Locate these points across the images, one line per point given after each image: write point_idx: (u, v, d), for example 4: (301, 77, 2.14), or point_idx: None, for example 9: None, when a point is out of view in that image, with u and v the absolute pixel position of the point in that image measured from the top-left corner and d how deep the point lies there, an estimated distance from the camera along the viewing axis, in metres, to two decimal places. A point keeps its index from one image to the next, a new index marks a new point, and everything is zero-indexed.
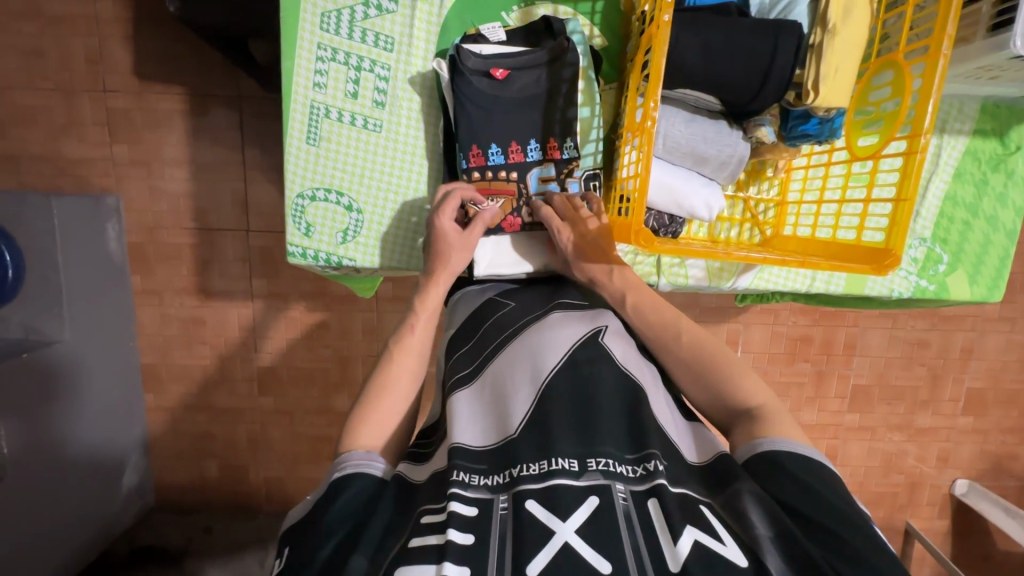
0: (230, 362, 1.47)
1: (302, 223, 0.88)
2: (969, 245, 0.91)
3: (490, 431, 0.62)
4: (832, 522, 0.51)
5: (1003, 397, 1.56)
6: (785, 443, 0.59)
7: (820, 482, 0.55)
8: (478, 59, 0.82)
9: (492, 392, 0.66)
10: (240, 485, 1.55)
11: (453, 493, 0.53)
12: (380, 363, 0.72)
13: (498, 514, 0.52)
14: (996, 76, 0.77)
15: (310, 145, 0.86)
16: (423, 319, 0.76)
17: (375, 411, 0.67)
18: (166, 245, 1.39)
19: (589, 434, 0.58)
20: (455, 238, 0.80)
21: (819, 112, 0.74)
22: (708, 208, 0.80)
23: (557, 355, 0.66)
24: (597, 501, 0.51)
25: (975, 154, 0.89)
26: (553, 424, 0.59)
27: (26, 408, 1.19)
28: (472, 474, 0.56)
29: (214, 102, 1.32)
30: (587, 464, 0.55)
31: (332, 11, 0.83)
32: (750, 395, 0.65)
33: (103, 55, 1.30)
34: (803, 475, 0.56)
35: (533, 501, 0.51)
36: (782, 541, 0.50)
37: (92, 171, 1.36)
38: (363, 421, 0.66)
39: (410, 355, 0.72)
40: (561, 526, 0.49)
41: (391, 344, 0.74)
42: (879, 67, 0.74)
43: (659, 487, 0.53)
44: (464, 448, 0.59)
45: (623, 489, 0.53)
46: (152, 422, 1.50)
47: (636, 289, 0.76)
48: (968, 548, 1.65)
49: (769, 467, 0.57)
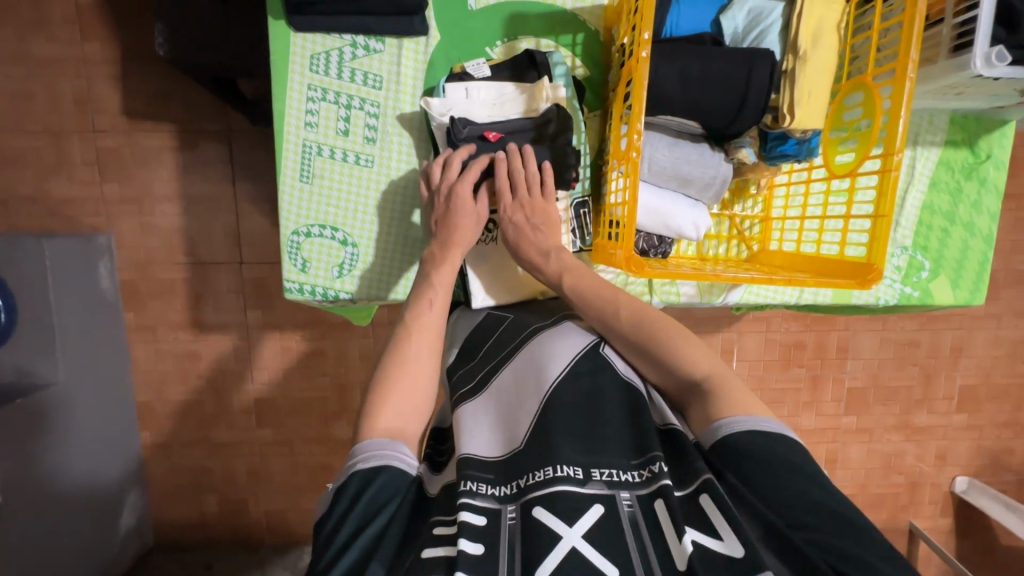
0: (227, 395, 1.46)
1: (297, 259, 0.89)
2: (949, 251, 0.94)
3: (499, 441, 0.64)
4: (813, 515, 0.52)
5: (996, 392, 1.59)
6: (753, 422, 0.58)
7: (795, 464, 0.55)
8: (473, 126, 0.82)
9: (496, 407, 0.68)
10: (241, 519, 1.53)
11: (462, 504, 0.54)
12: (396, 340, 0.71)
13: (506, 524, 0.53)
14: (961, 92, 0.80)
15: (303, 183, 0.88)
16: (439, 297, 0.76)
17: (395, 389, 0.65)
18: (159, 280, 1.40)
19: (594, 444, 0.59)
20: (470, 207, 0.80)
21: (796, 134, 0.77)
22: (696, 228, 0.83)
23: (565, 361, 0.68)
24: (601, 509, 0.52)
25: (948, 164, 0.92)
26: (555, 436, 0.60)
27: (18, 450, 1.18)
28: (480, 484, 0.57)
29: (205, 137, 1.34)
30: (592, 472, 0.56)
31: (320, 53, 0.85)
32: (697, 364, 0.65)
33: (92, 96, 1.32)
34: (776, 465, 0.55)
35: (540, 509, 0.52)
36: (770, 542, 0.51)
37: (82, 211, 1.36)
38: (382, 405, 0.64)
39: (429, 335, 0.72)
40: (567, 531, 0.50)
41: (405, 320, 0.72)
42: (849, 88, 0.77)
43: (664, 488, 0.53)
44: (473, 458, 0.60)
45: (627, 495, 0.54)
46: (148, 458, 1.49)
47: (573, 272, 0.77)
48: (972, 545, 1.66)
49: (736, 453, 0.56)
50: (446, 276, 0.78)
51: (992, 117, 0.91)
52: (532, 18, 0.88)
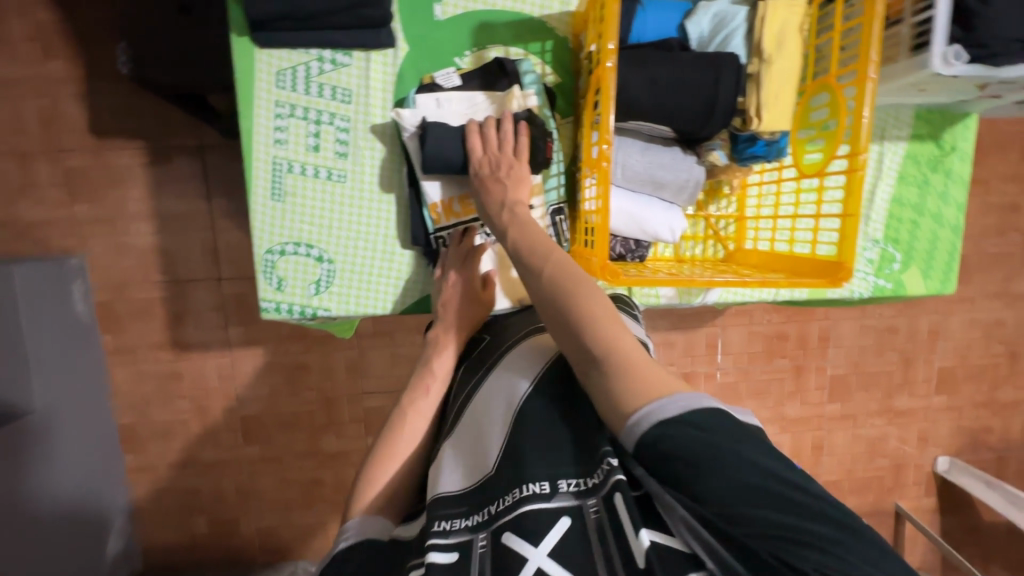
0: (212, 414, 1.43)
1: (273, 278, 0.88)
2: (919, 242, 0.95)
3: (472, 467, 0.63)
4: (744, 497, 0.48)
5: (972, 373, 1.62)
6: (671, 405, 0.53)
7: (720, 443, 0.50)
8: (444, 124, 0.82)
9: (472, 427, 0.68)
10: (232, 538, 1.51)
11: (431, 544, 0.56)
12: (391, 420, 0.74)
13: (477, 553, 0.55)
14: (924, 89, 0.81)
15: (275, 202, 0.86)
16: (437, 383, 0.78)
17: (385, 471, 0.70)
18: (136, 301, 1.37)
19: (557, 455, 0.60)
20: (471, 297, 0.84)
21: (764, 136, 0.78)
22: (671, 231, 0.84)
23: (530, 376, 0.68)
24: (568, 521, 0.54)
25: (915, 157, 0.94)
26: (524, 451, 0.60)
27: None
28: (452, 521, 0.58)
29: (177, 152, 1.31)
30: (558, 485, 0.57)
31: (287, 69, 0.84)
32: (595, 340, 0.58)
33: (57, 115, 1.28)
34: (695, 455, 0.50)
35: (510, 535, 0.54)
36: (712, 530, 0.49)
37: (52, 233, 1.33)
38: (372, 486, 0.69)
39: (423, 414, 0.75)
40: (533, 551, 0.52)
41: (402, 404, 0.76)
42: (814, 89, 0.78)
43: (620, 484, 0.54)
44: (444, 496, 0.61)
45: (592, 500, 0.56)
46: (133, 482, 1.46)
47: (519, 226, 0.74)
48: (956, 523, 1.70)
49: (651, 448, 0.52)
50: (445, 362, 0.80)
51: (956, 110, 0.93)
52: (501, 27, 0.87)
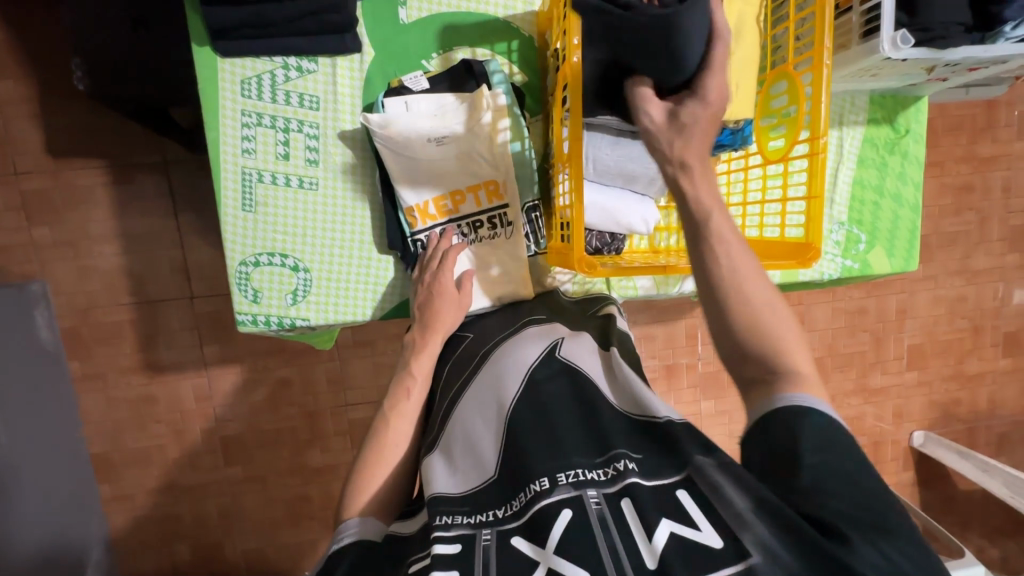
0: (191, 437, 1.39)
1: (248, 290, 0.86)
2: (881, 222, 0.99)
3: (468, 472, 0.62)
4: (835, 482, 0.51)
5: (940, 348, 1.69)
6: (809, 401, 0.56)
7: (840, 445, 0.53)
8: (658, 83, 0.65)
9: (463, 429, 0.67)
10: (218, 564, 1.46)
11: (435, 537, 0.54)
12: (376, 425, 0.72)
13: (481, 547, 0.53)
14: (876, 74, 0.84)
15: (246, 213, 0.85)
16: (418, 384, 0.76)
17: (374, 474, 0.68)
18: (103, 325, 1.32)
19: (555, 450, 0.59)
20: (450, 294, 0.81)
21: (729, 124, 0.80)
22: (645, 222, 0.85)
23: (515, 386, 0.68)
24: (570, 513, 0.52)
25: (872, 141, 0.97)
26: (521, 451, 0.60)
27: None
28: (454, 516, 0.57)
29: (141, 170, 1.28)
30: (557, 478, 0.55)
31: (251, 77, 0.83)
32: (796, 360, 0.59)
33: (10, 136, 1.24)
34: (817, 441, 0.53)
35: (518, 538, 0.52)
36: (763, 512, 0.49)
37: (11, 259, 1.28)
38: (361, 490, 0.67)
39: (406, 418, 0.73)
40: (542, 551, 0.50)
41: (386, 408, 0.74)
42: (774, 78, 0.80)
43: (630, 485, 0.53)
44: (445, 495, 0.60)
45: (595, 493, 0.54)
46: (110, 513, 1.41)
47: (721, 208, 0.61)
48: (935, 495, 1.76)
49: (784, 424, 0.55)
50: (426, 363, 0.77)
51: (908, 94, 0.97)
52: (465, 28, 0.88)
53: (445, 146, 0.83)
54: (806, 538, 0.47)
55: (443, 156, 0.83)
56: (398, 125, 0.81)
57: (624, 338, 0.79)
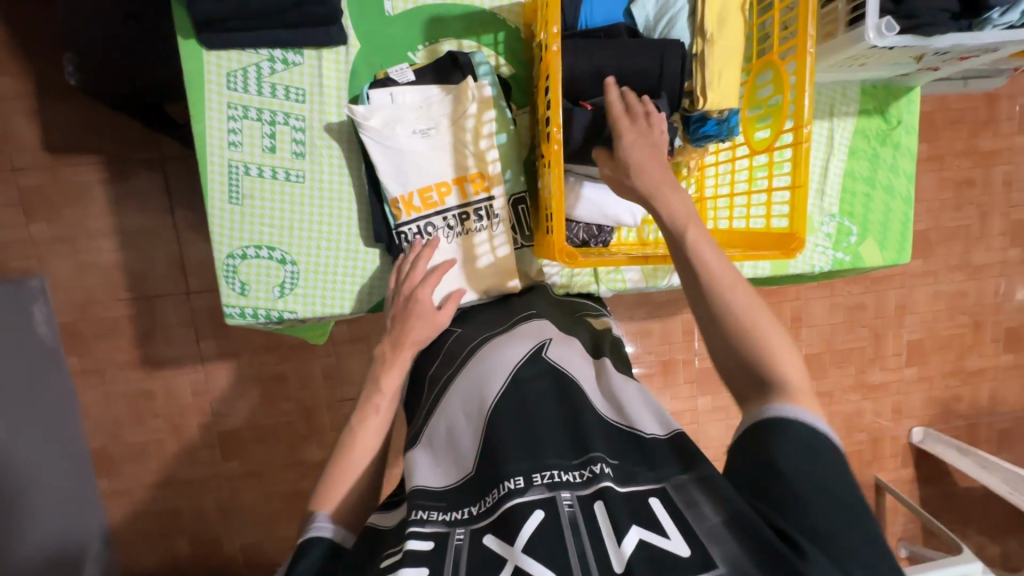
0: (189, 432, 1.40)
1: (235, 283, 0.87)
2: (873, 215, 0.98)
3: (451, 470, 0.62)
4: (810, 494, 0.51)
5: (939, 344, 1.67)
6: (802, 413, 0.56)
7: (824, 461, 0.53)
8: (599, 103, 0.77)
9: (445, 432, 0.67)
10: (216, 557, 1.47)
11: (410, 532, 0.54)
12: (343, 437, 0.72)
13: (453, 546, 0.52)
14: (864, 63, 0.84)
15: (233, 205, 0.85)
16: (386, 400, 0.74)
17: (341, 479, 0.68)
18: (102, 320, 1.33)
19: (535, 449, 0.58)
20: (426, 307, 0.79)
21: (714, 114, 0.79)
22: (632, 213, 0.84)
23: (499, 382, 0.67)
24: (542, 513, 0.52)
25: (863, 133, 0.97)
26: (500, 449, 0.59)
27: None
28: (430, 511, 0.57)
29: (137, 167, 1.28)
30: (533, 479, 0.55)
31: (237, 70, 0.83)
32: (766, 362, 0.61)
33: (9, 133, 1.25)
34: (799, 456, 0.53)
35: (489, 536, 0.52)
36: (735, 525, 0.49)
37: (10, 255, 1.29)
38: (328, 493, 0.67)
39: (371, 432, 0.72)
40: (511, 550, 0.49)
41: (353, 422, 0.73)
42: (760, 68, 0.80)
43: (604, 489, 0.53)
44: (425, 489, 0.60)
45: (568, 495, 0.53)
46: (110, 507, 1.42)
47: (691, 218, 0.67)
48: (935, 491, 1.75)
49: (768, 432, 0.56)
50: (395, 378, 0.75)
51: (900, 85, 0.96)
52: (452, 20, 0.88)
53: (429, 136, 0.84)
54: (765, 542, 0.47)
55: (427, 147, 0.84)
56: (382, 118, 0.82)
57: (615, 346, 0.80)
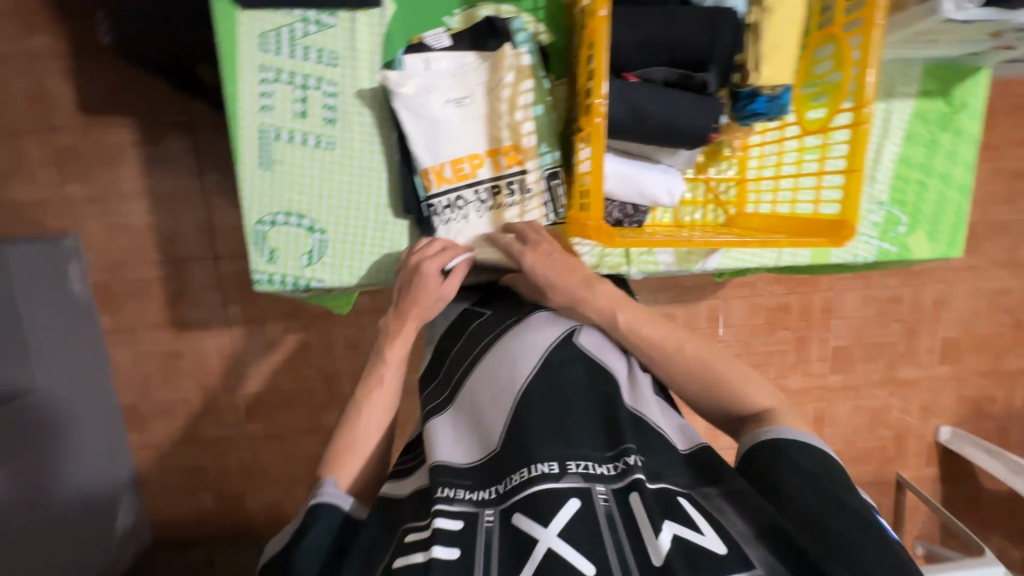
0: (214, 394, 1.44)
1: (264, 249, 0.86)
2: (925, 204, 0.93)
3: (474, 448, 0.62)
4: (816, 503, 0.52)
5: (976, 342, 1.61)
6: (789, 432, 0.59)
7: (822, 471, 0.55)
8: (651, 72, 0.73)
9: (467, 414, 0.66)
10: (239, 514, 1.52)
11: (438, 510, 0.54)
12: (353, 404, 0.73)
13: (484, 527, 0.53)
14: (934, 39, 0.78)
15: (264, 170, 0.84)
16: (390, 370, 0.75)
17: (351, 448, 0.69)
18: (133, 281, 1.36)
19: (567, 437, 0.58)
20: (433, 285, 0.76)
21: (765, 91, 0.75)
22: (670, 194, 0.80)
23: (530, 365, 0.66)
24: (577, 502, 0.51)
25: (923, 116, 0.90)
26: (531, 432, 0.58)
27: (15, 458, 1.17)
28: (458, 490, 0.57)
29: (168, 130, 1.28)
30: (567, 466, 0.54)
31: (270, 31, 0.81)
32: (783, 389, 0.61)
33: (44, 92, 1.25)
34: (797, 473, 0.55)
35: (519, 515, 0.52)
36: (763, 537, 0.50)
37: (46, 214, 1.31)
38: (337, 462, 0.68)
39: (378, 403, 0.72)
40: (543, 533, 0.49)
41: (358, 395, 0.73)
42: (819, 41, 0.75)
43: (637, 482, 0.52)
44: (447, 465, 0.60)
45: (603, 489, 0.53)
46: (140, 461, 1.47)
47: (622, 304, 0.71)
48: (957, 492, 1.70)
49: (768, 452, 0.57)
50: (400, 349, 0.76)
51: (967, 65, 0.89)
52: None
53: (463, 106, 0.82)
54: (794, 553, 0.48)
55: (461, 117, 0.82)
56: (416, 84, 0.79)
57: None
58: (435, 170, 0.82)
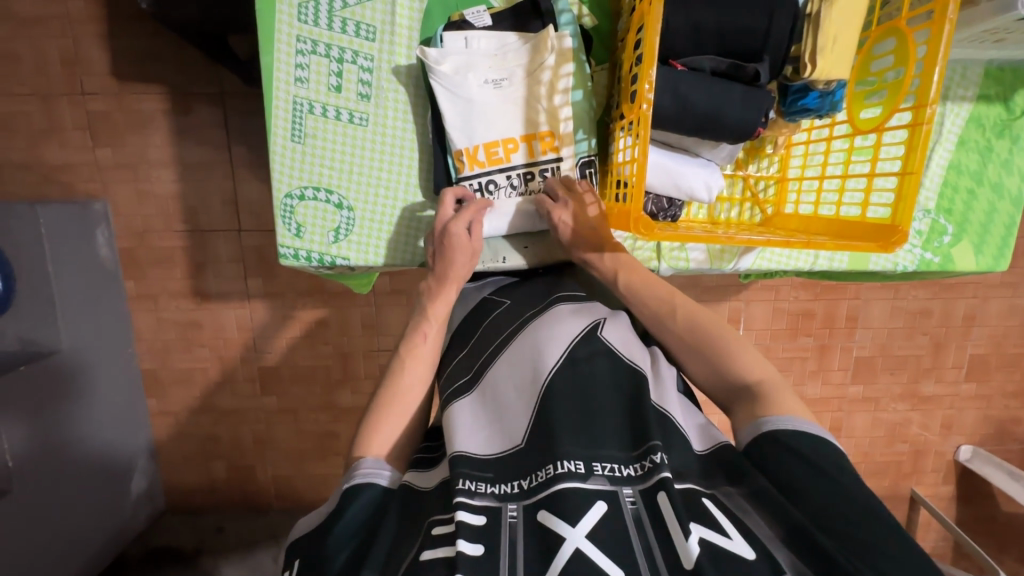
0: (231, 365, 1.45)
1: (291, 223, 0.86)
2: (974, 214, 0.89)
3: (499, 438, 0.61)
4: (825, 500, 0.50)
5: (1006, 361, 1.56)
6: (788, 421, 0.57)
7: (831, 464, 0.53)
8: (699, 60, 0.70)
9: (492, 401, 0.65)
10: (250, 484, 1.54)
11: (459, 502, 0.52)
12: (390, 370, 0.72)
13: (507, 522, 0.52)
14: (1002, 38, 0.74)
15: (295, 143, 0.83)
16: (434, 328, 0.75)
17: (389, 417, 0.68)
18: (158, 249, 1.37)
19: (591, 437, 0.57)
20: (461, 239, 0.77)
21: (819, 85, 0.71)
22: (708, 189, 0.78)
23: (560, 349, 0.65)
24: (604, 505, 0.50)
25: (979, 121, 0.86)
26: (557, 430, 0.57)
27: (42, 415, 1.20)
28: (478, 483, 0.56)
29: (198, 100, 1.28)
30: (593, 467, 0.54)
31: (309, 2, 0.79)
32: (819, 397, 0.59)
33: (79, 56, 1.26)
34: (808, 469, 0.52)
35: (544, 512, 0.50)
36: (792, 540, 0.49)
37: (76, 177, 1.32)
38: (372, 434, 0.66)
39: (420, 363, 0.73)
40: (571, 532, 0.48)
41: (400, 351, 0.74)
42: (881, 35, 0.72)
43: (664, 481, 0.51)
44: (468, 457, 0.58)
45: (629, 491, 0.52)
46: (157, 426, 1.50)
47: (628, 267, 0.77)
48: (974, 512, 1.66)
49: (771, 447, 0.55)
50: (442, 309, 0.77)
51: None
52: None
53: (500, 87, 0.80)
54: (823, 556, 0.47)
55: (498, 98, 0.80)
56: (454, 62, 0.78)
57: None
58: (468, 152, 0.80)
